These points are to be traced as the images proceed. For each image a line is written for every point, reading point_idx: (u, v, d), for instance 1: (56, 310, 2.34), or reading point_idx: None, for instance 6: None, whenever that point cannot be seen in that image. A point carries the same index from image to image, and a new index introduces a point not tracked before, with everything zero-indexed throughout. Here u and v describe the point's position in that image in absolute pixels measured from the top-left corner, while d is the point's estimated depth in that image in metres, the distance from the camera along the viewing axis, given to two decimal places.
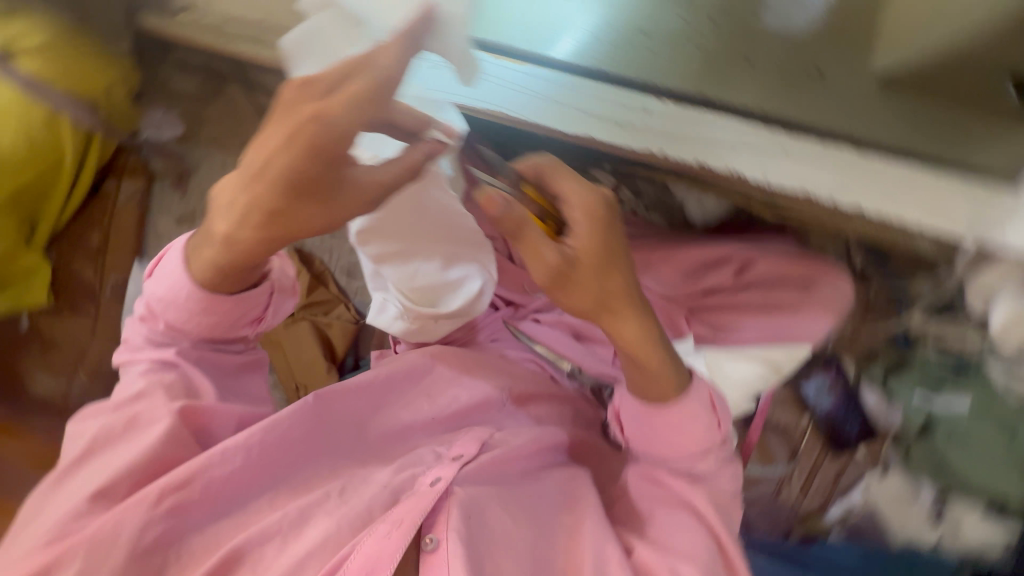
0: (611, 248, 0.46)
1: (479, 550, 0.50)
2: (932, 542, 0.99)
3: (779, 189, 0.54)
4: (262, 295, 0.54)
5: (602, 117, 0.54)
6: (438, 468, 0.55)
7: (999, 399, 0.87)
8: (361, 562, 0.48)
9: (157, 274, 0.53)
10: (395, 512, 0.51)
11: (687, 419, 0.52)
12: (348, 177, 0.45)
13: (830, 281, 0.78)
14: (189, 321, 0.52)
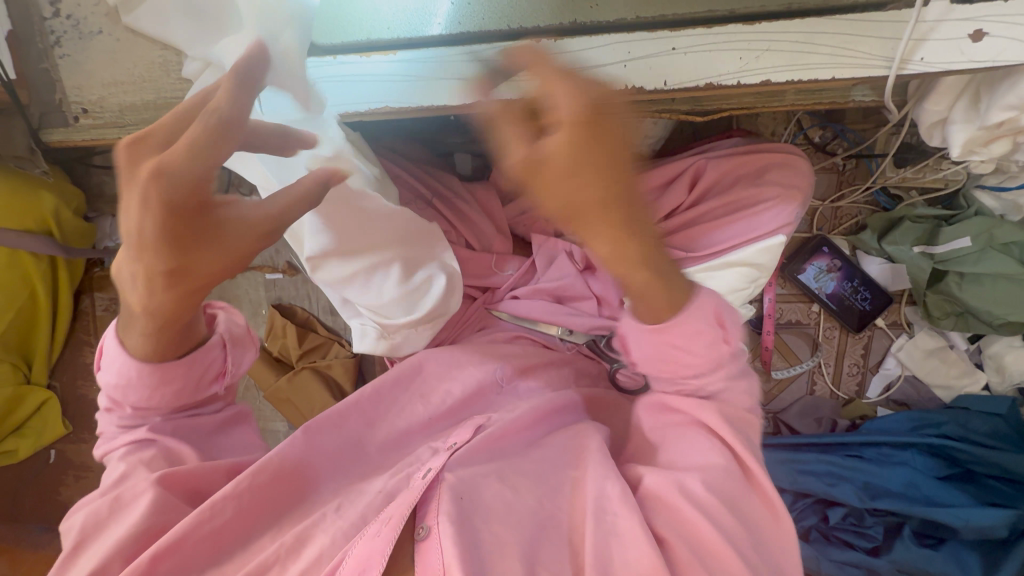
0: (578, 143, 0.38)
1: (472, 524, 0.48)
2: (979, 389, 0.97)
3: (681, 89, 0.51)
4: (214, 350, 0.56)
5: (485, 78, 0.53)
6: (430, 462, 0.55)
7: (1000, 226, 0.84)
8: (352, 564, 0.47)
9: (104, 365, 0.55)
10: (385, 511, 0.50)
11: (694, 335, 0.51)
12: (225, 215, 0.41)
13: (780, 161, 0.76)
14: (152, 398, 0.54)
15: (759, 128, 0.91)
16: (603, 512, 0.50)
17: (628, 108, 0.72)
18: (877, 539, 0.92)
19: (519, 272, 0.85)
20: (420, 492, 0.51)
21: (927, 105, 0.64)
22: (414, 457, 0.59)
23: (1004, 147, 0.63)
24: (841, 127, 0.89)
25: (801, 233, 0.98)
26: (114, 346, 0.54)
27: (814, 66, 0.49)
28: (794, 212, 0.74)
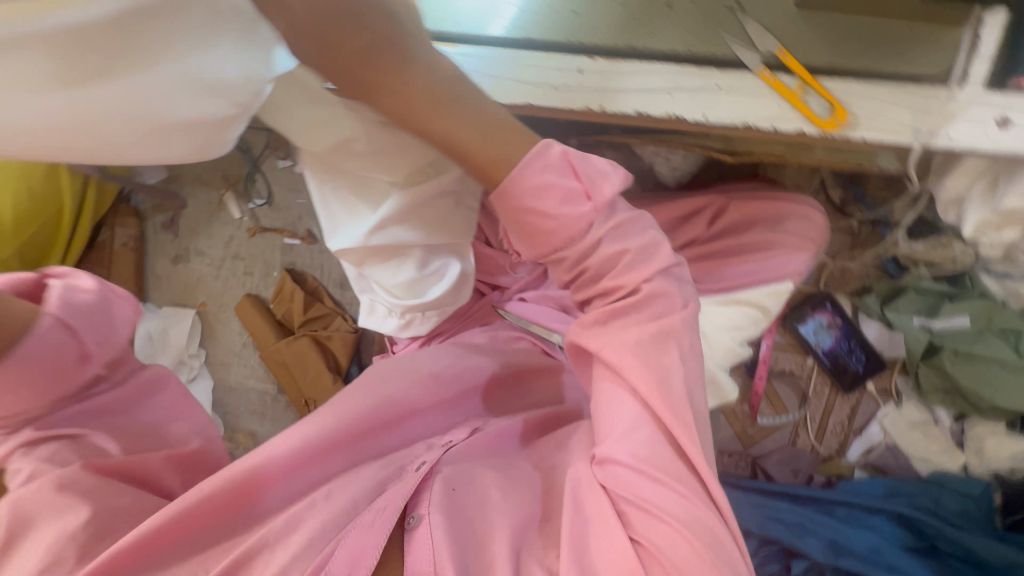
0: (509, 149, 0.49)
1: (466, 512, 0.49)
2: (957, 468, 0.98)
3: (721, 125, 0.53)
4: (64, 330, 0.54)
5: (537, 83, 0.55)
6: (426, 454, 0.56)
7: (999, 311, 0.87)
8: (342, 561, 0.46)
9: None
10: (379, 501, 0.50)
11: (554, 192, 0.49)
12: None
13: (801, 211, 0.78)
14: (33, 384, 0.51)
15: (782, 177, 0.93)
16: (582, 510, 0.47)
17: (664, 137, 0.74)
18: None
19: (531, 276, 0.87)
20: (415, 483, 0.51)
21: (947, 181, 0.66)
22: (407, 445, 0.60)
23: (1013, 234, 0.66)
24: (861, 190, 0.93)
25: (807, 286, 1.01)
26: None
27: (852, 126, 0.52)
28: (806, 262, 0.78)
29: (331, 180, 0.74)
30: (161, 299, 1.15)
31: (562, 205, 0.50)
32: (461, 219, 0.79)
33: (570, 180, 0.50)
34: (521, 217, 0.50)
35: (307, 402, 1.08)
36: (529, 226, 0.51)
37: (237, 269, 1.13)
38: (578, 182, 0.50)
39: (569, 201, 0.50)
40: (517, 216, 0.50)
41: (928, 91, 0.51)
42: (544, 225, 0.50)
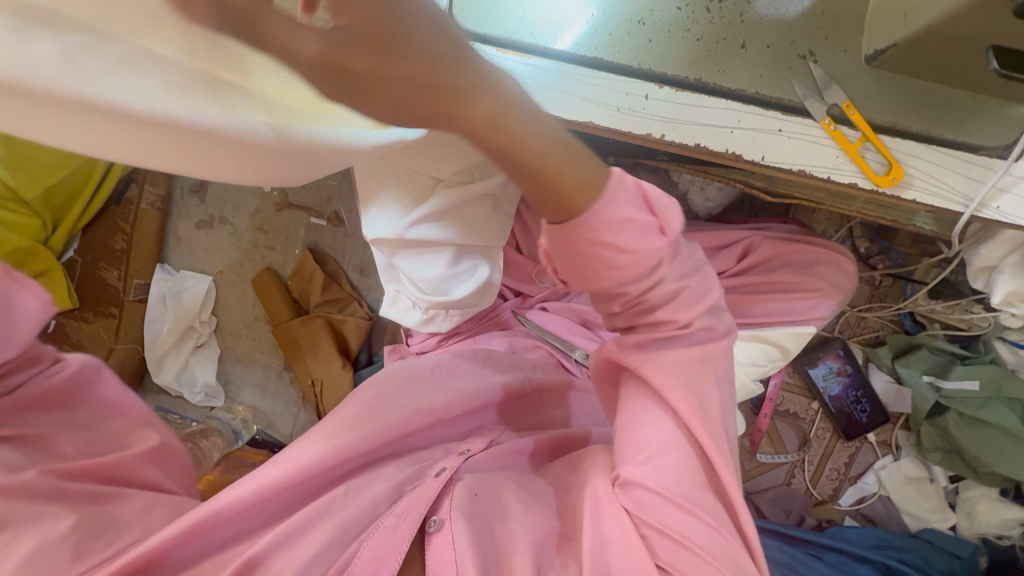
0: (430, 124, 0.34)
1: (487, 524, 0.50)
2: (945, 528, 0.99)
3: (775, 168, 0.54)
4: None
5: (603, 103, 0.55)
6: (446, 462, 0.57)
7: (1009, 380, 0.88)
8: (369, 556, 0.46)
9: None
10: (401, 505, 0.51)
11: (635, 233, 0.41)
12: None
13: (832, 258, 0.79)
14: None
15: (811, 223, 0.95)
16: (604, 534, 0.48)
17: (709, 169, 0.75)
18: None
19: (555, 288, 0.89)
20: (437, 489, 0.51)
21: (982, 250, 0.67)
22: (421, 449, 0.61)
23: None
24: (889, 245, 0.94)
25: (824, 331, 1.02)
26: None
27: (904, 187, 0.53)
28: (831, 308, 0.79)
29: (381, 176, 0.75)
30: (181, 263, 1.14)
31: (641, 249, 0.42)
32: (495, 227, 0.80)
33: (646, 214, 0.42)
34: (589, 254, 0.41)
35: (313, 382, 1.08)
36: (593, 269, 0.42)
37: (259, 242, 1.13)
38: (652, 216, 0.43)
39: (646, 238, 0.42)
40: (580, 249, 0.41)
41: (986, 161, 0.52)
42: (614, 262, 0.41)
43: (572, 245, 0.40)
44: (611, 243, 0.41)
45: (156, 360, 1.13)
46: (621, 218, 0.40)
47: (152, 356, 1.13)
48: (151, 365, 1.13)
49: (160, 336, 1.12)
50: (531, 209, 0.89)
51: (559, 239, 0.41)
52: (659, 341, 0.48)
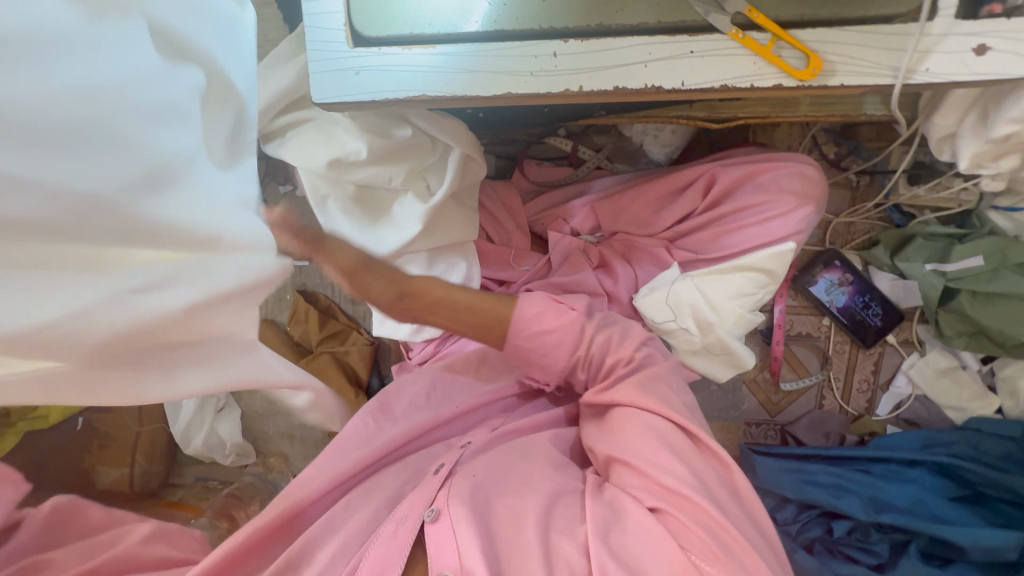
0: None
1: (490, 509, 0.55)
2: (991, 412, 0.96)
3: (698, 90, 0.55)
4: None
5: (515, 73, 0.57)
6: (444, 458, 0.64)
7: (1013, 246, 0.85)
8: (371, 565, 0.52)
9: None
10: (400, 510, 0.57)
11: (535, 312, 0.65)
12: None
13: (795, 166, 0.78)
14: None
15: (774, 141, 0.94)
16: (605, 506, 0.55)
17: (649, 112, 0.76)
18: (881, 556, 0.91)
19: (535, 267, 0.87)
20: (435, 486, 0.58)
21: (936, 119, 0.66)
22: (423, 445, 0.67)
23: (1013, 163, 0.65)
24: (856, 143, 0.92)
25: (815, 246, 1.00)
26: None
27: (829, 74, 0.53)
28: (808, 218, 0.77)
29: (329, 192, 0.76)
30: None
31: (555, 314, 0.65)
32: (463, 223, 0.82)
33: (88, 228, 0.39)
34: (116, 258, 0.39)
35: (333, 417, 1.09)
36: (530, 350, 0.66)
37: None
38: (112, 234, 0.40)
39: (562, 312, 0.66)
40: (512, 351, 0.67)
41: (900, 29, 0.51)
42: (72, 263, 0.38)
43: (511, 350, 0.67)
44: (531, 334, 0.66)
45: (183, 433, 1.11)
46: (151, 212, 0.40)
47: (177, 430, 1.11)
48: (181, 439, 1.11)
49: (181, 409, 1.09)
50: (494, 200, 0.91)
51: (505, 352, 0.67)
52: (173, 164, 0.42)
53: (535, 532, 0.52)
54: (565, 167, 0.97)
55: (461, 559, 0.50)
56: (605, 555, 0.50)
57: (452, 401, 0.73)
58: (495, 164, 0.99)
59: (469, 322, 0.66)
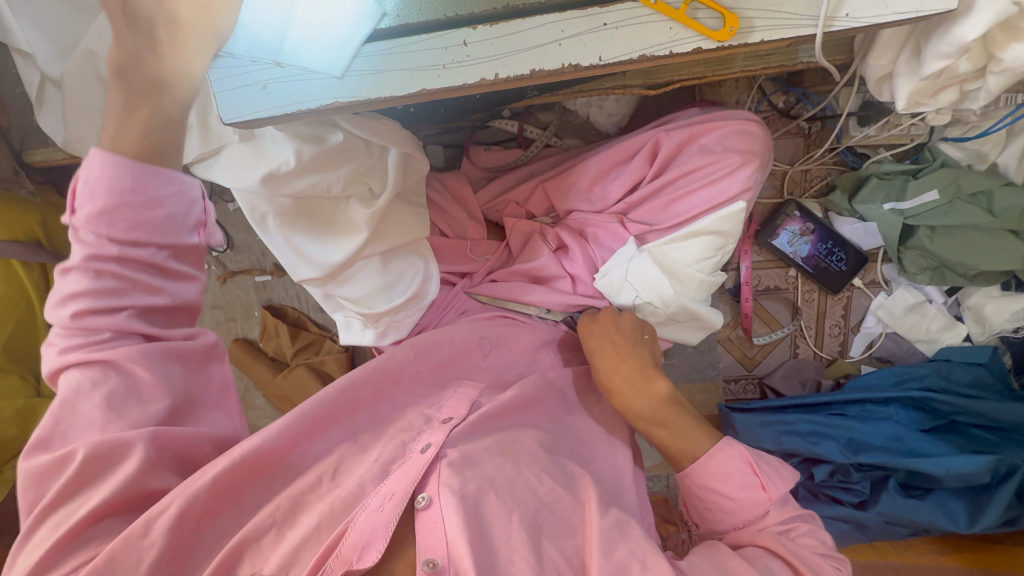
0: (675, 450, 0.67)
1: (477, 493, 0.55)
2: (960, 341, 0.98)
3: (616, 63, 0.53)
4: (172, 198, 0.49)
5: (430, 67, 0.55)
6: (428, 435, 0.61)
7: (967, 176, 0.85)
8: (356, 536, 0.50)
9: (78, 203, 0.47)
10: (386, 486, 0.55)
11: (721, 477, 0.63)
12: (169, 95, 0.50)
13: (747, 118, 0.77)
14: (131, 231, 0.47)
15: (720, 97, 0.92)
16: None
17: (583, 86, 0.74)
18: (864, 493, 0.94)
19: (496, 258, 0.88)
20: (423, 465, 0.56)
21: (871, 60, 0.65)
22: (408, 425, 0.64)
23: (951, 97, 0.65)
24: (802, 91, 0.89)
25: (774, 198, 0.99)
26: (82, 192, 0.47)
27: (748, 30, 0.51)
28: (754, 175, 0.76)
29: (269, 209, 0.72)
30: None
31: (745, 493, 0.62)
32: (422, 219, 0.82)
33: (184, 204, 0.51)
34: (708, 498, 0.64)
35: None
36: (704, 503, 0.65)
37: (220, 317, 1.14)
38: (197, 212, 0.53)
39: (749, 491, 0.62)
40: (693, 493, 0.65)
41: None
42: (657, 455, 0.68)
43: (699, 490, 0.65)
44: (722, 491, 0.63)
45: None
46: (718, 517, 0.64)
47: None
48: None
49: None
50: (442, 193, 0.90)
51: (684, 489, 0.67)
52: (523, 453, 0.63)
53: (524, 532, 0.53)
54: (514, 149, 0.95)
55: (449, 548, 0.51)
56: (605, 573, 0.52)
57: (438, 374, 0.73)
58: (440, 155, 0.98)
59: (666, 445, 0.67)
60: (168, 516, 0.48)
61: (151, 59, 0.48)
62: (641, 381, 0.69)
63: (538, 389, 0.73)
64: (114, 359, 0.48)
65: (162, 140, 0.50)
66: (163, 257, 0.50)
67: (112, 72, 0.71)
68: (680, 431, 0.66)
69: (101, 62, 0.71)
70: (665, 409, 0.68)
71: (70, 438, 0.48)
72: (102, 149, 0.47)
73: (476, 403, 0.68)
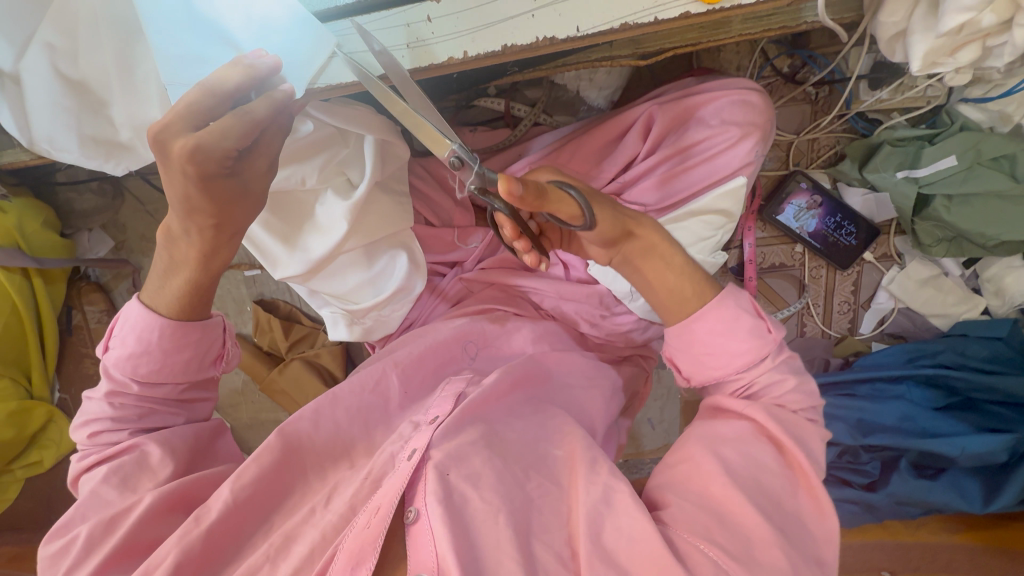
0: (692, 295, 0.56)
1: (461, 497, 0.53)
2: (977, 314, 0.93)
3: (596, 34, 0.48)
4: (218, 330, 0.61)
5: (393, 48, 0.51)
6: (415, 441, 0.59)
7: (988, 140, 0.78)
8: (344, 561, 0.49)
9: (115, 342, 0.58)
10: (372, 501, 0.54)
11: (730, 318, 0.54)
12: (231, 182, 0.46)
13: (747, 86, 0.71)
14: (160, 368, 0.57)
15: (720, 64, 0.86)
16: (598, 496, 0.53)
17: (568, 60, 0.69)
18: (872, 475, 0.91)
19: (484, 244, 0.85)
20: (408, 476, 0.54)
21: (883, 16, 0.58)
22: (397, 435, 0.61)
23: (973, 54, 0.59)
24: (808, 53, 0.82)
25: (778, 170, 0.94)
26: (125, 328, 0.57)
27: None
28: (756, 149, 0.71)
29: None
30: None
31: (751, 337, 0.53)
32: (405, 207, 0.79)
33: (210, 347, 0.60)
34: (707, 339, 0.55)
35: None
36: (702, 349, 0.55)
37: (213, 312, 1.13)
38: (222, 346, 0.62)
39: (756, 332, 0.54)
40: (686, 335, 0.56)
41: None
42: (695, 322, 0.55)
43: (686, 336, 0.56)
44: (715, 331, 0.54)
45: None
46: (715, 353, 0.55)
47: None
48: None
49: None
50: (427, 180, 0.86)
51: (677, 336, 0.57)
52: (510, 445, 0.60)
53: (511, 536, 0.51)
54: (501, 129, 0.90)
55: (438, 563, 0.49)
56: (593, 555, 0.48)
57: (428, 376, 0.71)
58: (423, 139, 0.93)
59: (664, 285, 0.57)
60: (165, 567, 0.50)
61: (178, 148, 0.42)
62: (628, 213, 0.57)
63: (530, 382, 0.70)
64: (136, 443, 0.56)
65: (195, 304, 0.57)
66: (180, 391, 0.60)
67: (70, 68, 0.65)
68: (670, 266, 0.57)
69: (59, 56, 0.65)
70: (654, 237, 0.57)
71: (87, 518, 0.54)
72: (143, 305, 0.57)
73: (462, 395, 0.65)
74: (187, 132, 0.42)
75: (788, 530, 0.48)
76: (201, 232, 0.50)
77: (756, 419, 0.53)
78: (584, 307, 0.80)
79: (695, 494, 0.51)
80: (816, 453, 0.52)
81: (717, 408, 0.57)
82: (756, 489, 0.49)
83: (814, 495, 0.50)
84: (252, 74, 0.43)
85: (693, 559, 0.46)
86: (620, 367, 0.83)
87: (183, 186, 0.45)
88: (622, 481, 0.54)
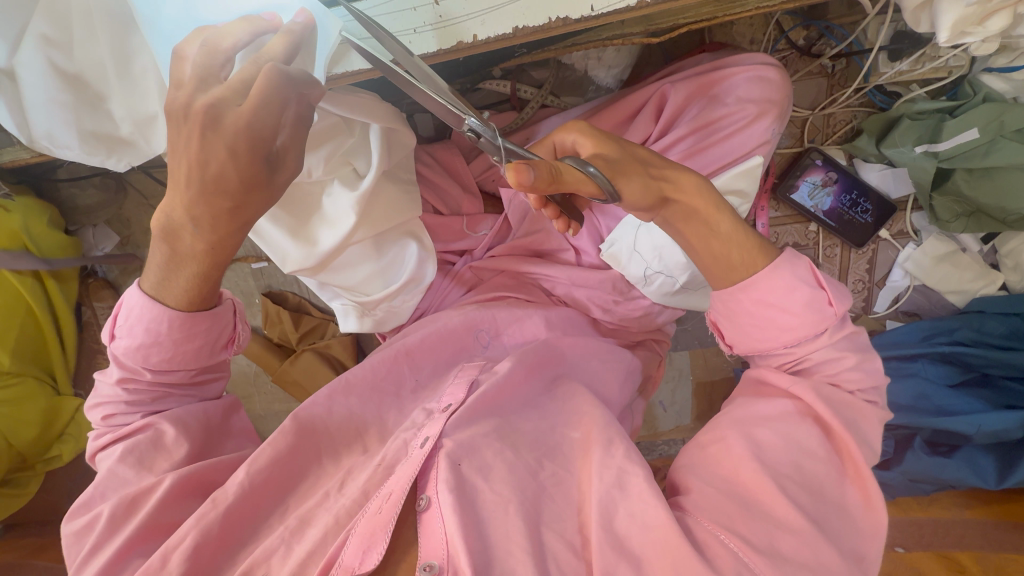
0: (724, 258, 0.55)
1: (472, 487, 0.53)
2: (994, 289, 0.91)
3: (611, 12, 0.46)
4: (229, 313, 0.60)
5: (400, 33, 0.49)
6: (427, 429, 0.58)
7: (1012, 111, 0.75)
8: (357, 543, 0.49)
9: (120, 330, 0.57)
10: (385, 487, 0.54)
11: (782, 291, 0.52)
12: (274, 165, 0.45)
13: (761, 58, 0.69)
14: (173, 355, 0.57)
15: (733, 37, 0.83)
16: (613, 482, 0.53)
17: (578, 39, 0.67)
18: (886, 452, 0.93)
19: (494, 232, 0.85)
20: (419, 465, 0.54)
21: None
22: (410, 423, 0.61)
23: (1002, 22, 0.56)
24: (825, 24, 0.80)
25: (793, 147, 0.91)
26: (130, 316, 0.56)
27: None
28: (772, 127, 0.69)
29: None
30: None
31: (793, 317, 0.52)
32: (414, 192, 0.77)
33: (224, 331, 0.60)
34: (758, 311, 0.54)
35: None
36: (749, 320, 0.55)
37: None
38: (234, 329, 0.62)
39: (811, 307, 0.52)
40: (732, 303, 0.55)
41: None
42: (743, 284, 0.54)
43: (733, 303, 0.55)
44: (763, 301, 0.53)
45: None
46: (758, 321, 0.54)
47: None
48: None
49: None
50: (434, 167, 0.85)
51: (723, 302, 0.56)
52: (525, 435, 0.60)
53: (523, 523, 0.51)
54: (508, 111, 0.87)
55: (448, 547, 0.49)
56: (605, 545, 0.48)
57: (441, 364, 0.71)
58: (428, 125, 0.91)
59: (708, 249, 0.56)
60: (184, 548, 0.50)
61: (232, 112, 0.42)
62: (666, 179, 0.54)
63: (543, 369, 0.70)
64: (151, 422, 0.56)
65: (203, 296, 0.56)
66: (192, 375, 0.60)
67: (68, 60, 0.63)
68: (715, 232, 0.55)
69: (56, 49, 0.62)
70: (697, 202, 0.55)
71: (108, 496, 0.55)
72: (146, 295, 0.56)
73: (476, 383, 0.64)
74: (238, 104, 0.43)
75: (824, 522, 0.48)
76: (213, 219, 0.48)
77: (799, 401, 0.52)
78: (596, 293, 0.79)
79: (717, 479, 0.51)
80: (857, 436, 0.51)
81: (758, 388, 0.57)
82: (791, 479, 0.49)
83: (862, 484, 0.50)
84: (292, 40, 0.44)
85: (712, 548, 0.46)
86: (634, 351, 0.83)
87: (221, 160, 0.44)
88: (635, 465, 0.53)
